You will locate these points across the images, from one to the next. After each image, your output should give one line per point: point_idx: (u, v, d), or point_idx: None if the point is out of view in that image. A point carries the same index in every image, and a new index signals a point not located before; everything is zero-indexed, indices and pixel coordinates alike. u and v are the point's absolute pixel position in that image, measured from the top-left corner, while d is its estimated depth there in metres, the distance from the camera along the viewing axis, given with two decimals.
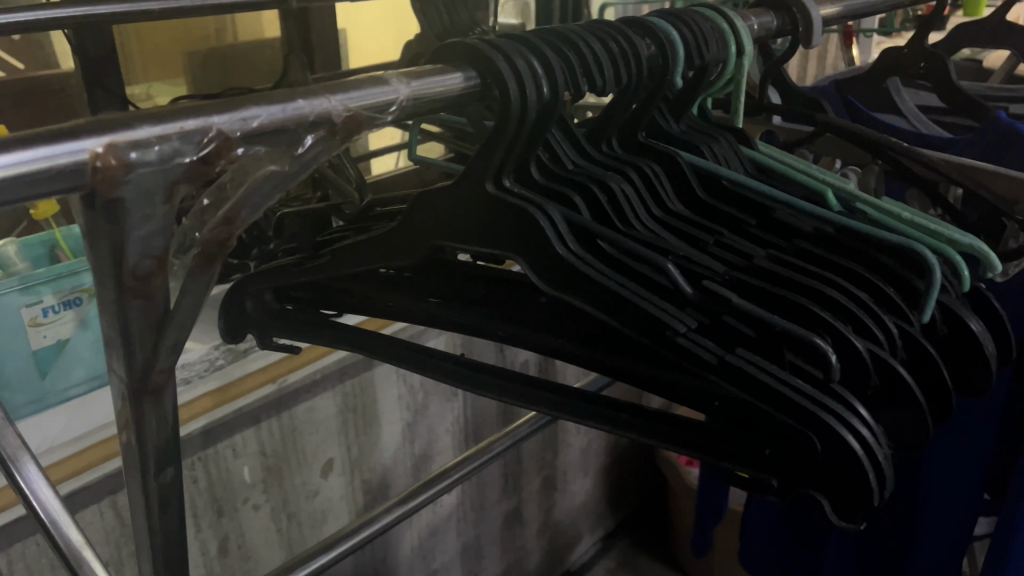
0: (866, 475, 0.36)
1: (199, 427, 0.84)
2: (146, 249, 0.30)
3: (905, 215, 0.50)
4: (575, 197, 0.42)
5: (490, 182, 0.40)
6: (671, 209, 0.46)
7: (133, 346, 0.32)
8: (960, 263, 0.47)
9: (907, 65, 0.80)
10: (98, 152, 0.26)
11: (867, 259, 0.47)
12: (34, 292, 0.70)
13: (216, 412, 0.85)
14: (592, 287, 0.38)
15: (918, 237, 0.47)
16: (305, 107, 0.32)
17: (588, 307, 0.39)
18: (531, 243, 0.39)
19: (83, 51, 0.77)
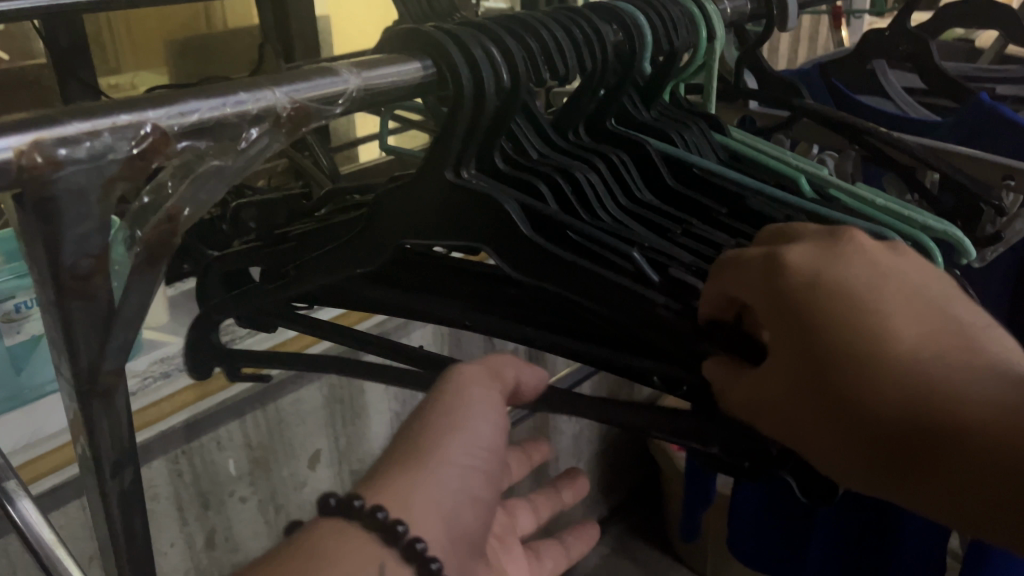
0: None
1: (181, 420, 0.83)
2: (84, 249, 0.29)
3: (879, 200, 0.48)
4: (540, 185, 0.41)
5: (452, 171, 0.39)
6: (642, 197, 0.45)
7: (78, 346, 0.31)
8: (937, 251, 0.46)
9: (889, 46, 0.79)
10: (23, 150, 0.25)
11: None
12: (7, 289, 0.69)
13: (199, 405, 0.85)
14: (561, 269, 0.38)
15: (892, 225, 0.46)
16: (248, 100, 0.31)
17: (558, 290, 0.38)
18: (497, 231, 0.39)
19: (55, 42, 0.76)
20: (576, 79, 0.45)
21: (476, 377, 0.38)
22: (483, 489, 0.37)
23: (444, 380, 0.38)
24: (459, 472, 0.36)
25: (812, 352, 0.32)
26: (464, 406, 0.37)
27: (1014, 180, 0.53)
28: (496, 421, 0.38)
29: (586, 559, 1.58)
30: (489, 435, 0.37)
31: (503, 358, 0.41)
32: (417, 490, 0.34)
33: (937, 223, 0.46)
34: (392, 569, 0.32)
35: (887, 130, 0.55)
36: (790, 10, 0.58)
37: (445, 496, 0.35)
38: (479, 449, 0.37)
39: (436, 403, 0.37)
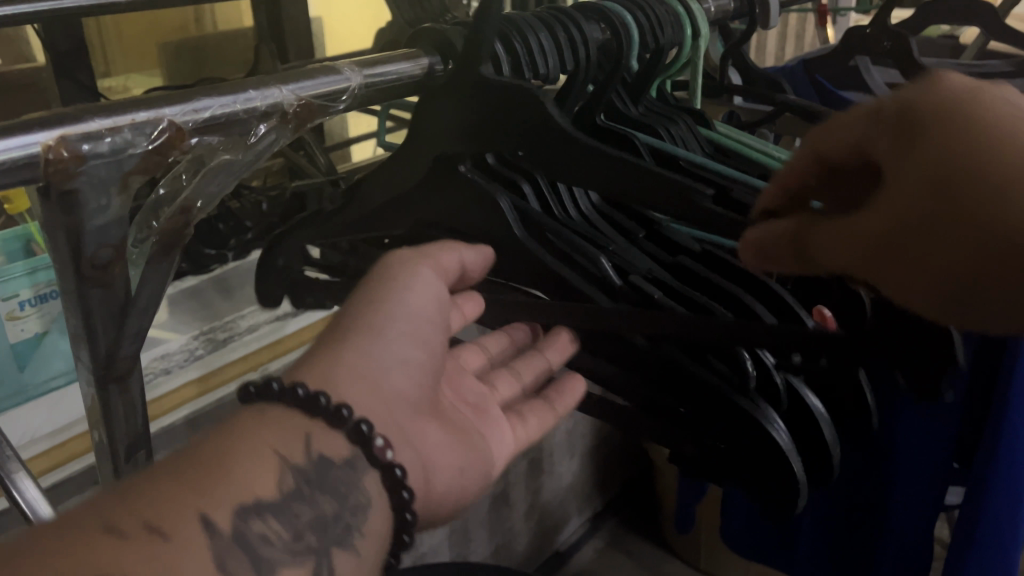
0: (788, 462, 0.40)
1: (185, 415, 0.84)
2: (103, 238, 0.30)
3: None
4: (524, 185, 0.45)
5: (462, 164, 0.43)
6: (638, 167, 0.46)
7: (97, 332, 0.33)
8: None
9: (870, 44, 0.81)
10: (50, 145, 0.27)
11: None
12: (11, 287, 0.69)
13: (201, 400, 0.86)
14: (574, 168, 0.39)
15: None
16: (256, 97, 0.33)
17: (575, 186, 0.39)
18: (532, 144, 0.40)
19: (53, 45, 0.77)
20: (562, 76, 0.47)
21: (408, 260, 0.41)
22: (418, 359, 0.39)
23: (374, 269, 0.41)
24: (394, 348, 0.38)
25: (926, 184, 0.28)
26: (393, 285, 0.40)
27: None
28: (428, 297, 0.41)
29: (581, 553, 1.60)
30: (424, 309, 0.40)
31: (444, 245, 0.43)
32: (343, 364, 0.36)
33: None
34: (318, 439, 0.34)
35: None
36: (771, 10, 0.60)
37: (372, 369, 0.37)
38: (409, 322, 0.39)
39: (368, 289, 0.40)
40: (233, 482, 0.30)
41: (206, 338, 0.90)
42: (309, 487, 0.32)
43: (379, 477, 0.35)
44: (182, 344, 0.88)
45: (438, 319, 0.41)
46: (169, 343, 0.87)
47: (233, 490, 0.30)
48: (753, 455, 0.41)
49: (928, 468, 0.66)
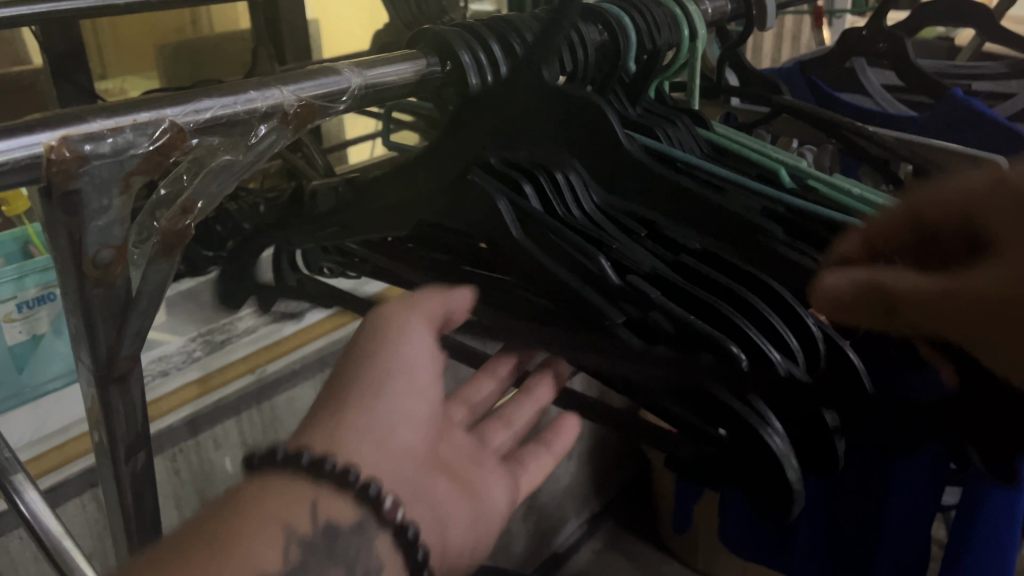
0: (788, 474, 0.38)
1: (184, 416, 0.85)
2: (105, 238, 0.30)
3: (853, 189, 0.50)
4: (524, 184, 0.42)
5: (471, 171, 0.42)
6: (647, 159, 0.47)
7: (98, 332, 0.33)
8: None
9: (866, 46, 0.82)
10: (52, 145, 0.27)
11: (814, 238, 0.46)
12: (6, 290, 0.70)
13: (202, 400, 0.87)
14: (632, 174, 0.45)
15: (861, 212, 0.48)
16: (257, 98, 0.33)
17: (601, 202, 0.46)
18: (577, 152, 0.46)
19: (51, 47, 0.77)
20: (562, 77, 0.47)
21: (401, 313, 0.41)
22: (419, 414, 0.39)
23: (366, 325, 0.41)
24: (391, 409, 0.38)
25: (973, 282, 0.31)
26: (388, 341, 0.39)
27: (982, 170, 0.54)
28: (422, 348, 0.40)
29: (579, 554, 1.61)
30: (421, 362, 0.40)
31: (431, 295, 0.42)
32: (345, 426, 0.36)
33: None
34: (325, 502, 0.34)
35: (859, 123, 0.57)
36: (768, 11, 0.60)
37: (374, 430, 0.37)
38: (405, 377, 0.39)
39: (362, 347, 0.39)
40: (250, 553, 0.31)
41: (205, 341, 0.92)
42: (315, 554, 0.33)
43: (390, 536, 0.35)
44: (180, 346, 0.91)
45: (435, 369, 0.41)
46: (167, 346, 0.90)
47: (251, 557, 0.31)
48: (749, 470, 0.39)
49: (925, 467, 0.66)
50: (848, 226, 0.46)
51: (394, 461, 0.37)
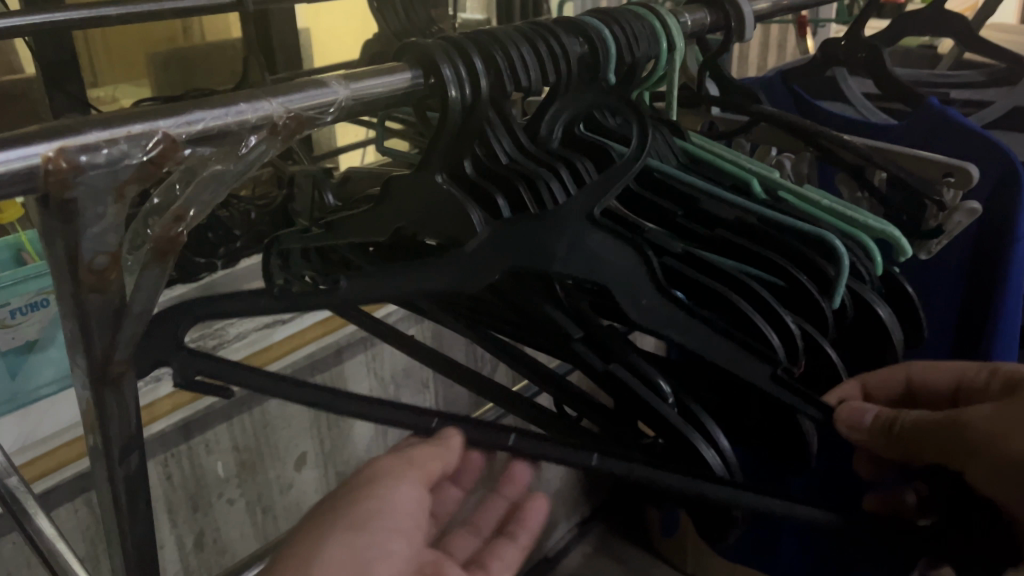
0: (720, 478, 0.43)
1: (180, 418, 0.91)
2: (100, 246, 0.32)
3: (825, 202, 0.51)
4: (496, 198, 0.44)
5: (439, 174, 0.43)
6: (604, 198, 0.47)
7: (93, 335, 0.34)
8: (872, 248, 0.48)
9: (845, 56, 0.83)
10: (50, 156, 0.28)
11: (784, 247, 0.47)
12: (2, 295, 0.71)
13: (196, 403, 0.93)
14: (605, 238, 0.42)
15: (829, 223, 0.48)
16: (247, 110, 0.34)
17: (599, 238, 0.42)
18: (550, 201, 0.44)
19: (44, 56, 0.78)
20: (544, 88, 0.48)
21: (392, 468, 0.46)
22: (399, 552, 0.43)
23: (361, 475, 0.46)
24: (367, 544, 0.42)
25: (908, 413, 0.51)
26: (374, 491, 0.44)
27: (955, 177, 0.54)
28: (407, 497, 0.45)
29: (568, 558, 1.64)
30: (404, 503, 0.44)
31: (424, 451, 0.46)
32: (317, 561, 0.41)
33: (877, 223, 0.48)
34: None
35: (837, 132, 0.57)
36: (747, 22, 0.61)
37: (346, 563, 0.41)
38: (389, 519, 0.44)
39: (350, 493, 0.45)
40: None
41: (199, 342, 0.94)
42: None
43: None
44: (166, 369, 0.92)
45: (415, 516, 0.45)
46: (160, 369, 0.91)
47: None
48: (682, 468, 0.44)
49: None
50: (820, 239, 0.46)
51: None
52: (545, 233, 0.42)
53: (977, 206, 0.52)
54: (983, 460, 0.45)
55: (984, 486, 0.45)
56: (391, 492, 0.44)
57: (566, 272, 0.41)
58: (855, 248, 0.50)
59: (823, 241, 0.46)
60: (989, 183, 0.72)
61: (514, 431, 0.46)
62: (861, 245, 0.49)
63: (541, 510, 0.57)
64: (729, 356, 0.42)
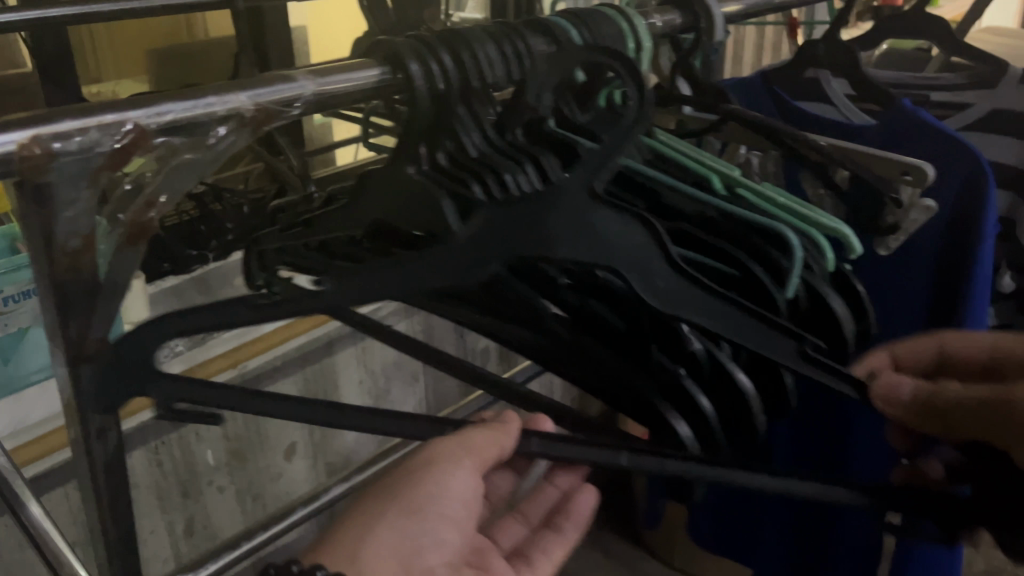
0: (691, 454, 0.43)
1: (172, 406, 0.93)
2: (75, 228, 0.34)
3: (780, 199, 0.52)
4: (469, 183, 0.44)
5: (412, 166, 0.44)
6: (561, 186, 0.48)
7: (69, 314, 0.36)
8: (824, 243, 0.50)
9: (823, 57, 0.85)
10: (24, 143, 0.30)
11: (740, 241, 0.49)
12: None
13: None
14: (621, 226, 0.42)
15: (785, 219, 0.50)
16: (216, 102, 0.36)
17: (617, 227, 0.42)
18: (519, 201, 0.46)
19: (40, 51, 0.81)
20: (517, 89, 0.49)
21: (449, 450, 0.47)
22: (446, 539, 0.47)
23: (422, 451, 0.48)
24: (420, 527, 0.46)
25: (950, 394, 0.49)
26: (434, 477, 0.47)
27: (911, 176, 0.56)
28: (461, 484, 0.47)
29: None
30: (458, 488, 0.47)
31: (484, 437, 0.47)
32: (370, 539, 0.45)
33: (830, 222, 0.50)
34: None
35: (800, 130, 0.59)
36: (718, 24, 0.63)
37: (396, 546, 0.45)
38: (441, 502, 0.47)
39: (412, 472, 0.47)
40: None
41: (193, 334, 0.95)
42: None
43: None
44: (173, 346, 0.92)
45: (468, 504, 0.48)
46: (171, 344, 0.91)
47: None
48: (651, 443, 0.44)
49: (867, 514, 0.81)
50: (774, 232, 0.48)
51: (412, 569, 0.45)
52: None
53: (933, 204, 0.55)
54: None
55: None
56: (445, 478, 0.47)
57: (572, 253, 0.42)
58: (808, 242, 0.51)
59: (776, 234, 0.48)
60: (956, 182, 0.74)
61: (539, 437, 0.48)
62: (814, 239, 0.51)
63: (588, 504, 0.60)
64: (754, 334, 0.42)
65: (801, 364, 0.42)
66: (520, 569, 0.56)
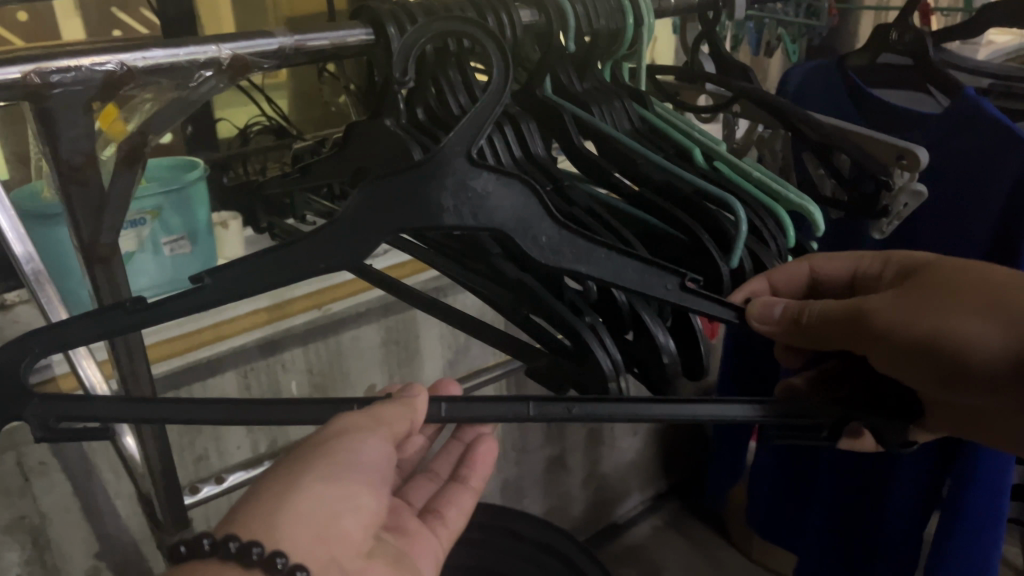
0: (608, 375, 0.48)
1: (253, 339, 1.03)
2: (76, 147, 0.41)
3: (755, 174, 0.57)
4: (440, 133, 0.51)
5: (391, 118, 0.50)
6: (536, 150, 0.54)
7: (81, 219, 0.44)
8: (785, 216, 0.55)
9: (895, 43, 0.83)
10: (29, 74, 0.38)
11: (692, 205, 0.52)
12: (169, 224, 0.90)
13: (274, 325, 1.05)
14: (504, 194, 0.44)
15: (750, 194, 0.55)
16: (197, 51, 0.44)
17: (498, 192, 0.44)
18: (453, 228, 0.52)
19: (166, 13, 0.93)
20: (453, 60, 0.53)
21: (356, 424, 0.48)
22: (364, 503, 0.49)
23: (330, 428, 0.48)
24: (336, 490, 0.48)
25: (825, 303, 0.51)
26: (347, 448, 0.48)
27: (906, 161, 0.56)
28: (370, 455, 0.48)
29: (636, 527, 1.73)
30: (369, 455, 0.48)
31: (395, 409, 0.49)
32: (288, 506, 0.46)
33: (795, 198, 0.55)
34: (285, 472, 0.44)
35: (802, 108, 0.60)
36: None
37: (315, 511, 0.46)
38: (352, 471, 0.48)
39: (320, 444, 0.48)
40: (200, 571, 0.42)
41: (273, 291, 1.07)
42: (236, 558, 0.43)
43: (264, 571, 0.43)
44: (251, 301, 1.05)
45: (381, 470, 0.50)
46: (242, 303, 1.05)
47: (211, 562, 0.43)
48: (581, 371, 0.49)
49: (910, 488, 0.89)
50: (726, 202, 0.52)
51: (338, 533, 0.47)
52: (448, 189, 0.43)
53: (923, 188, 0.55)
54: (914, 354, 0.48)
55: (901, 373, 0.50)
56: (357, 452, 0.48)
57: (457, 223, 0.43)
58: (771, 216, 0.55)
59: (726, 203, 0.52)
60: (1009, 178, 0.72)
61: (447, 403, 0.49)
62: (778, 214, 0.56)
63: (490, 452, 0.67)
64: (634, 275, 0.46)
65: (684, 297, 0.47)
66: (430, 517, 0.60)
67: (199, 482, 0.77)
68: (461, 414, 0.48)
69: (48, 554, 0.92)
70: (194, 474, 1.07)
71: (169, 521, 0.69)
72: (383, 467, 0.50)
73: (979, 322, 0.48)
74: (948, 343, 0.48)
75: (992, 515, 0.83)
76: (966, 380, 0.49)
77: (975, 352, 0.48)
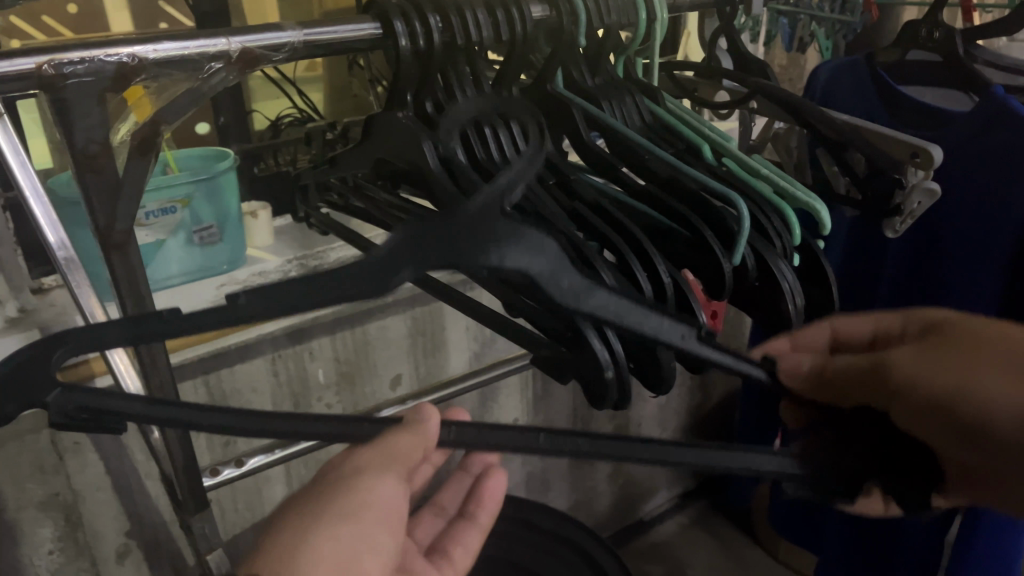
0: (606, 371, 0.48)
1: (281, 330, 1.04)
2: (90, 136, 0.43)
3: (764, 171, 0.57)
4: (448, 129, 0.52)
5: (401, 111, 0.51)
6: (543, 144, 0.55)
7: (97, 205, 0.46)
8: (792, 216, 0.54)
9: (923, 39, 0.82)
10: (42, 65, 0.40)
11: (690, 197, 0.53)
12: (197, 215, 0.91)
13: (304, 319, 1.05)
14: (531, 250, 0.40)
15: (756, 193, 0.55)
16: (206, 45, 0.45)
17: (527, 252, 0.40)
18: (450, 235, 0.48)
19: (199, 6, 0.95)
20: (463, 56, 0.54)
21: (373, 464, 0.47)
22: (382, 543, 0.47)
23: (349, 469, 0.47)
24: (355, 529, 0.46)
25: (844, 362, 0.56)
26: (365, 489, 0.46)
27: (919, 158, 0.55)
28: (388, 492, 0.47)
29: (662, 524, 1.73)
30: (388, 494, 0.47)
31: (407, 441, 0.46)
32: (306, 548, 0.44)
33: (802, 196, 0.54)
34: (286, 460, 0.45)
35: (819, 107, 0.58)
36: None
37: (336, 552, 0.44)
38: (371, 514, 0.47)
39: (338, 484, 0.47)
40: None
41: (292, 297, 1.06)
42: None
43: None
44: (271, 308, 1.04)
45: (397, 512, 0.49)
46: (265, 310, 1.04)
47: None
48: (581, 365, 0.50)
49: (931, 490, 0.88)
50: (728, 198, 0.52)
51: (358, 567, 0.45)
52: (461, 230, 0.39)
53: (936, 187, 0.55)
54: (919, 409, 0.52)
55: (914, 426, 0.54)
56: (374, 492, 0.46)
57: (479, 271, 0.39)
58: (776, 214, 0.55)
59: (728, 199, 0.52)
60: None
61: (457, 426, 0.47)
62: (784, 212, 0.55)
63: (498, 486, 0.70)
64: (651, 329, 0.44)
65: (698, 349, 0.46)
66: (438, 558, 0.63)
67: (220, 464, 0.79)
68: (475, 441, 0.45)
69: (80, 530, 0.95)
70: (220, 457, 1.09)
71: (189, 502, 0.70)
72: (399, 507, 0.48)
73: (982, 380, 0.50)
74: (950, 399, 0.51)
75: (1013, 519, 0.82)
76: (978, 434, 0.51)
77: (980, 407, 0.50)
